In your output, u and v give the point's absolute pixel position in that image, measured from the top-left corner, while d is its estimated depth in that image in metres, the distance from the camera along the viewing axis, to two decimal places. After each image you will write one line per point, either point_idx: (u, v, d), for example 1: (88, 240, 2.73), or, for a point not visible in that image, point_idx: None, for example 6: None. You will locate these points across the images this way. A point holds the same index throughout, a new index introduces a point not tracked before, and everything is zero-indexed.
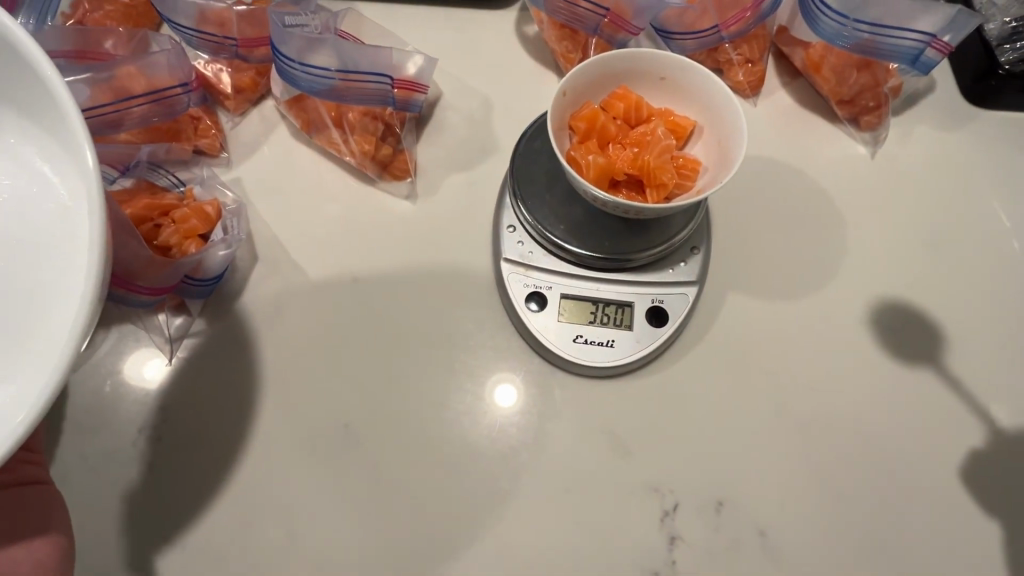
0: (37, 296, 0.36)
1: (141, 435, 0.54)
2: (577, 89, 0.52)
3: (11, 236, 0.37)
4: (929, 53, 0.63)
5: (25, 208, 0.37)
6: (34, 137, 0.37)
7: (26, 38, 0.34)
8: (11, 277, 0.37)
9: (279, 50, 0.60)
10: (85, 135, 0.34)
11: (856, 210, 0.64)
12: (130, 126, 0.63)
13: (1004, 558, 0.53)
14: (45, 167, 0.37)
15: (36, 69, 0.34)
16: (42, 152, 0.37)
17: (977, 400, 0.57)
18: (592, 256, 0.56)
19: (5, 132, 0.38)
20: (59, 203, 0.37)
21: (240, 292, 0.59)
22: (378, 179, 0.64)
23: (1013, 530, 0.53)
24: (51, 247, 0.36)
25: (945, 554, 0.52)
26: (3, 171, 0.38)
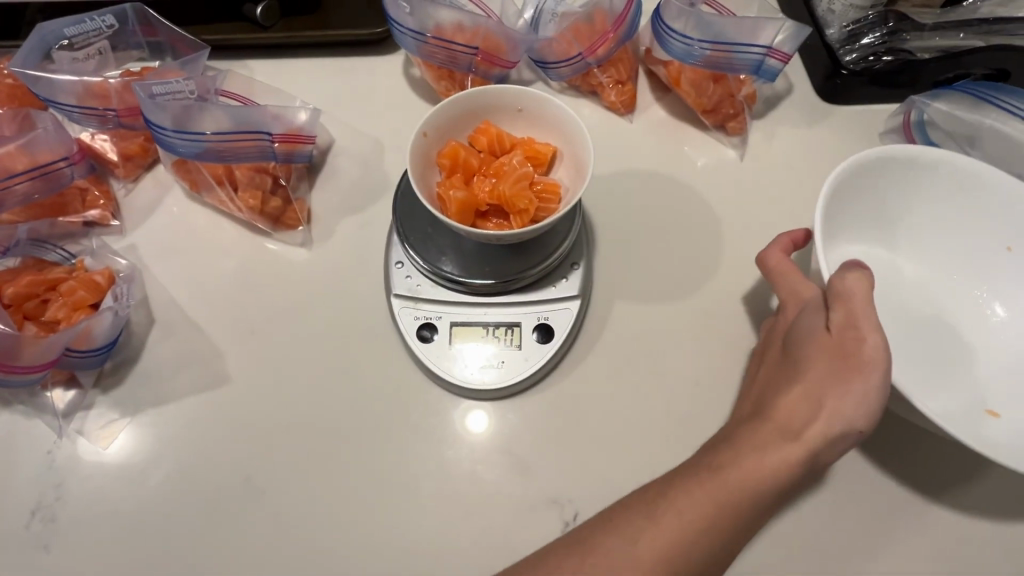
0: (929, 327, 0.62)
1: (35, 517, 0.53)
2: (439, 129, 0.55)
3: (934, 288, 0.64)
4: (770, 62, 0.69)
5: (929, 282, 0.64)
6: (909, 278, 0.65)
7: (956, 261, 0.64)
8: (913, 298, 0.64)
9: (153, 121, 0.62)
10: (945, 303, 0.63)
11: (730, 209, 0.69)
12: (12, 205, 0.63)
13: (887, 531, 0.55)
14: (912, 286, 0.64)
15: (918, 267, 0.65)
16: (919, 289, 0.64)
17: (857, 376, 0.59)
18: (476, 282, 0.58)
19: (908, 232, 0.65)
20: (882, 261, 0.65)
21: (136, 356, 0.60)
22: (272, 231, 0.66)
23: (895, 504, 0.56)
24: (932, 298, 0.64)
25: (835, 537, 0.55)
26: (926, 241, 0.65)
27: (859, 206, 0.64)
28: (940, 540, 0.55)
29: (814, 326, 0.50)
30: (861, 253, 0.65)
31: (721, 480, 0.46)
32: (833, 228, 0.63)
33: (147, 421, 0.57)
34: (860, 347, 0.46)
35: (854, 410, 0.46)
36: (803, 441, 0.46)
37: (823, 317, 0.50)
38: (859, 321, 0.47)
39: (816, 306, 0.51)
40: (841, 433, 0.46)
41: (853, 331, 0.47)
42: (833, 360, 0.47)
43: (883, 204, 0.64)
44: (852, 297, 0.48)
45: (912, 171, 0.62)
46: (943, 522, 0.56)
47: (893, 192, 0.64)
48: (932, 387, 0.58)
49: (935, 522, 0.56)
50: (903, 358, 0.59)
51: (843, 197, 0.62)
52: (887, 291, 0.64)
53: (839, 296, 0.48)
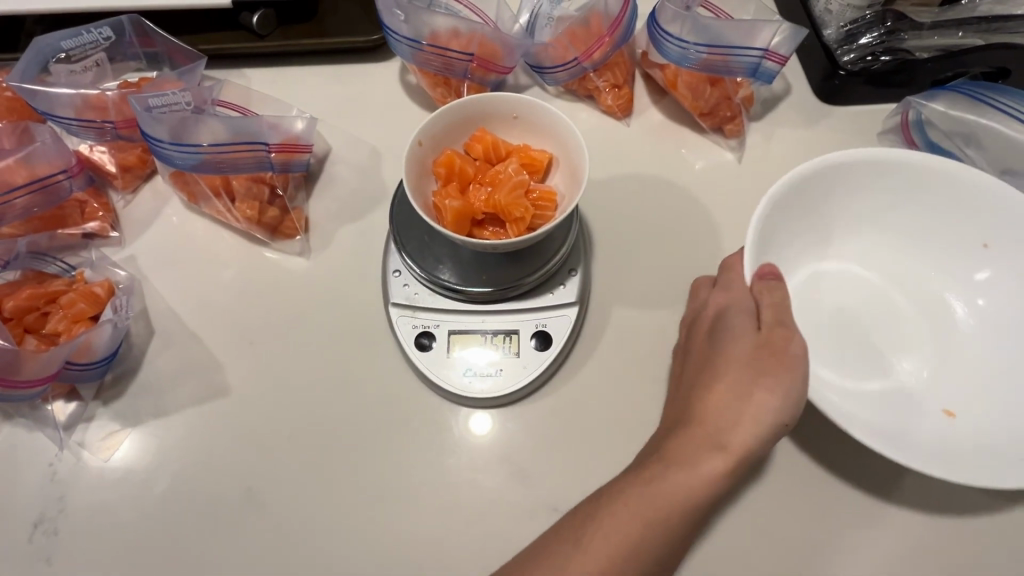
0: (902, 325, 0.62)
1: (38, 529, 0.54)
2: (434, 137, 0.55)
3: (911, 284, 0.63)
4: (767, 64, 0.69)
5: (906, 278, 0.64)
6: (882, 277, 0.64)
7: (936, 257, 0.63)
8: (887, 296, 0.63)
9: (150, 133, 0.62)
10: (919, 299, 0.63)
11: (729, 212, 0.69)
12: (12, 219, 0.64)
13: (898, 539, 0.54)
14: (886, 283, 0.64)
15: (894, 263, 0.64)
16: (893, 288, 0.63)
17: (863, 380, 0.58)
18: (472, 290, 0.58)
19: (884, 228, 0.65)
20: (854, 260, 0.65)
21: (136, 368, 0.60)
22: (271, 240, 0.66)
23: (906, 512, 0.55)
24: (908, 294, 0.63)
25: (843, 545, 0.54)
26: (901, 237, 0.64)
27: (828, 207, 0.64)
28: (950, 546, 0.54)
29: (741, 330, 0.51)
30: (837, 251, 0.65)
31: (649, 496, 0.47)
32: (798, 232, 0.63)
33: (148, 433, 0.57)
34: (787, 349, 0.48)
35: (775, 414, 0.47)
36: (729, 445, 0.47)
37: (750, 320, 0.52)
38: (786, 325, 0.50)
39: (746, 306, 0.53)
40: (765, 436, 0.47)
41: (782, 335, 0.49)
42: (761, 362, 0.49)
43: (848, 205, 0.64)
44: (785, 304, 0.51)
45: (887, 169, 0.61)
46: (952, 527, 0.54)
47: (849, 193, 0.63)
48: (892, 390, 0.57)
49: (944, 527, 0.54)
50: (862, 361, 0.59)
51: (802, 203, 0.62)
52: (847, 294, 0.63)
53: (774, 301, 0.51)
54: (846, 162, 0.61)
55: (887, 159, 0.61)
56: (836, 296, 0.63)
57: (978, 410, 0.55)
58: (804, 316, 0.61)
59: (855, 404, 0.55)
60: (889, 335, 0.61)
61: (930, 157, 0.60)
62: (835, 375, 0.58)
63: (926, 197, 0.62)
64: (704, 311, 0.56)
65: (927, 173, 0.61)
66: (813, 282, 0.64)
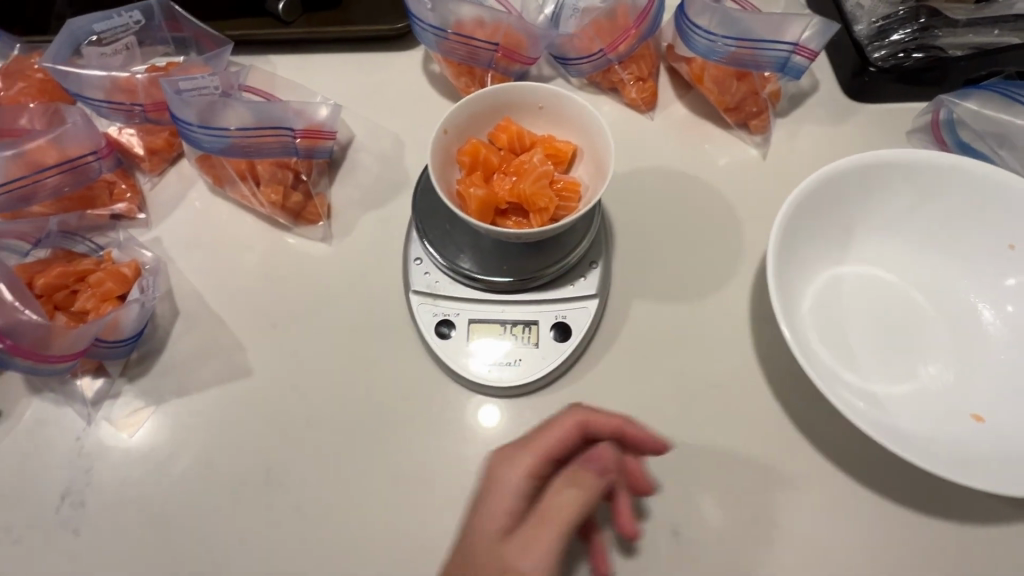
0: (932, 327, 0.60)
1: (64, 501, 0.55)
2: (459, 125, 0.55)
3: (942, 284, 0.62)
4: (796, 59, 0.67)
5: (936, 279, 0.62)
6: (913, 277, 0.63)
7: (967, 256, 0.62)
8: (917, 296, 0.62)
9: (179, 116, 0.62)
10: (950, 300, 0.61)
11: (751, 208, 0.68)
12: (42, 198, 0.65)
13: (918, 541, 0.53)
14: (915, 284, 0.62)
15: (926, 263, 0.63)
16: (924, 288, 0.62)
17: (885, 380, 0.57)
18: (493, 279, 0.58)
19: (916, 227, 0.63)
20: (885, 259, 0.63)
21: (161, 347, 0.61)
22: (293, 226, 0.67)
23: (926, 513, 0.54)
24: (938, 295, 0.62)
25: (862, 545, 0.53)
26: (932, 237, 0.63)
27: (858, 205, 0.62)
28: (971, 550, 0.53)
29: (484, 540, 0.44)
30: (867, 251, 0.64)
31: None
32: (827, 230, 0.62)
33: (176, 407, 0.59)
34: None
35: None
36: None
37: (497, 532, 0.44)
38: (523, 550, 0.43)
39: (499, 515, 0.45)
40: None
41: (526, 561, 0.42)
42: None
43: (878, 203, 0.63)
44: (552, 518, 0.44)
45: (909, 170, 0.61)
46: (972, 530, 0.54)
47: (872, 195, 0.62)
48: (916, 393, 0.57)
49: (964, 530, 0.54)
50: (884, 366, 0.58)
51: (831, 200, 0.61)
52: (871, 297, 0.62)
53: (543, 513, 0.45)
54: (872, 162, 0.60)
55: (914, 159, 0.61)
56: (860, 299, 0.62)
57: (1007, 413, 0.54)
58: (827, 319, 0.60)
59: (878, 410, 0.54)
60: (917, 336, 0.60)
61: (954, 157, 0.60)
62: (856, 380, 0.57)
63: (954, 198, 0.61)
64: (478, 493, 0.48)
65: (952, 176, 0.61)
66: (837, 285, 0.62)
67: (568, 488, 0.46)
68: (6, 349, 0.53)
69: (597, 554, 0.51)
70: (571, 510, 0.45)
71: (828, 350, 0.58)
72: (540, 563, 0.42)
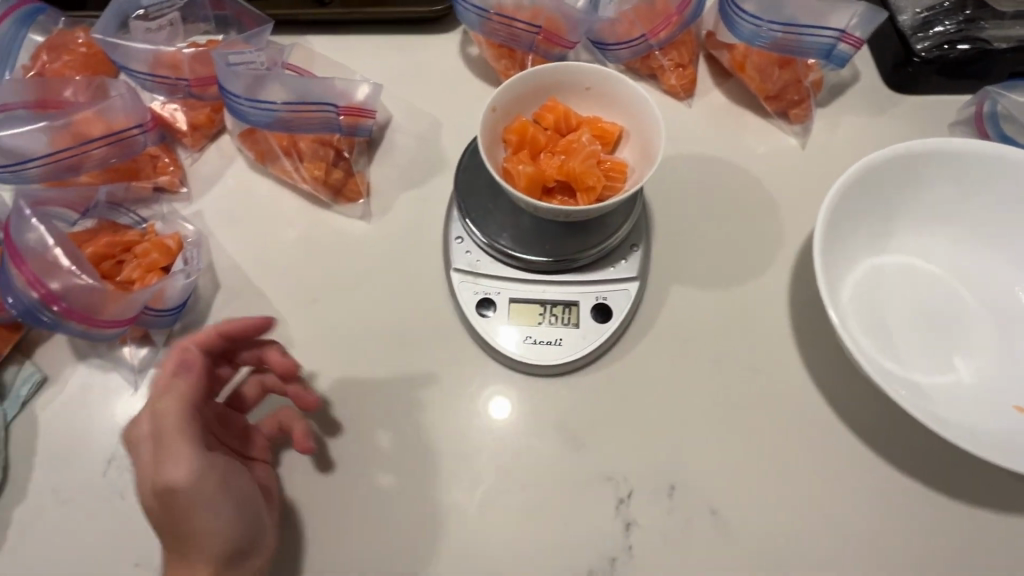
0: (973, 319, 0.60)
1: (111, 464, 0.56)
2: (507, 104, 0.55)
3: (984, 277, 0.62)
4: (842, 47, 0.67)
5: (978, 272, 0.62)
6: (954, 269, 0.62)
7: (1012, 249, 0.61)
8: (959, 288, 0.61)
9: (227, 89, 0.63)
10: (992, 293, 0.61)
11: (790, 196, 0.68)
12: (89, 168, 0.66)
13: (956, 530, 0.54)
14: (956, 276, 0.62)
15: (967, 256, 0.63)
16: (965, 281, 0.62)
17: (926, 370, 0.57)
18: (536, 260, 0.59)
19: (957, 220, 0.63)
20: (926, 250, 0.63)
21: (204, 319, 0.62)
22: (333, 202, 0.67)
23: (966, 502, 0.54)
24: (980, 288, 0.61)
25: (902, 532, 0.53)
26: (973, 230, 0.63)
27: (900, 195, 0.62)
28: (1011, 540, 0.53)
29: (141, 460, 0.48)
30: (907, 242, 0.63)
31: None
32: (868, 220, 0.62)
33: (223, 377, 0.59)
34: (178, 493, 0.46)
35: (217, 532, 0.47)
36: (194, 562, 0.47)
37: (150, 447, 0.48)
38: (168, 458, 0.46)
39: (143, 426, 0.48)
40: (218, 553, 0.47)
41: (168, 466, 0.46)
42: (164, 512, 0.46)
43: (921, 194, 0.62)
44: (166, 432, 0.47)
45: (956, 161, 0.60)
46: (1011, 521, 0.54)
47: (915, 185, 0.62)
48: (957, 384, 0.56)
49: (1002, 520, 0.54)
50: (924, 356, 0.58)
51: (874, 189, 0.60)
52: (910, 288, 0.61)
53: (160, 428, 0.47)
54: (917, 152, 0.60)
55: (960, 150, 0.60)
56: (900, 290, 0.61)
57: None
58: (867, 308, 0.60)
59: (920, 399, 0.54)
60: (958, 327, 0.59)
61: (1003, 149, 0.60)
62: (897, 370, 0.57)
63: (1000, 190, 0.61)
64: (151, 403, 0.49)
65: (999, 168, 0.60)
66: (876, 275, 0.62)
67: (169, 400, 0.48)
68: (60, 312, 0.54)
69: (296, 435, 0.54)
70: (174, 417, 0.47)
71: (868, 339, 0.58)
72: (186, 462, 0.46)
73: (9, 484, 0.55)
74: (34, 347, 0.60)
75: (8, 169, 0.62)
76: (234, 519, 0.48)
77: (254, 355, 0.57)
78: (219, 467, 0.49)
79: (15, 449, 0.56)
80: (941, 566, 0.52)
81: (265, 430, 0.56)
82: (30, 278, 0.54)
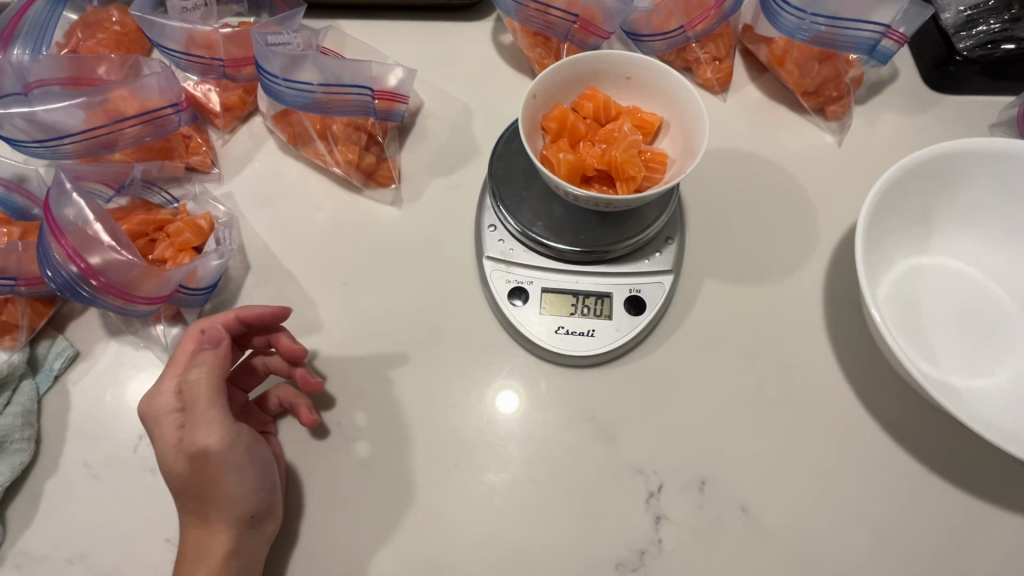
0: (1013, 324, 0.59)
1: (142, 440, 0.56)
2: (547, 92, 0.55)
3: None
4: (886, 43, 0.66)
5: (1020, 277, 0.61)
6: (994, 274, 0.61)
7: None
8: (999, 293, 0.60)
9: (264, 69, 0.63)
10: None
11: (826, 194, 0.67)
12: (124, 146, 0.66)
13: (994, 536, 0.53)
14: (997, 281, 0.61)
15: (1008, 260, 0.61)
16: (1005, 286, 0.60)
17: (965, 374, 0.56)
18: (570, 250, 0.58)
19: (1000, 222, 0.62)
20: (963, 254, 0.62)
21: (234, 300, 0.62)
22: (364, 187, 0.67)
23: (1003, 507, 0.54)
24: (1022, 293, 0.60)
25: (937, 535, 0.53)
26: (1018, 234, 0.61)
27: (940, 197, 0.61)
28: None
29: (167, 431, 0.51)
30: (944, 245, 0.63)
31: (201, 545, 0.50)
32: (905, 220, 0.61)
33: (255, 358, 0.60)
34: (209, 456, 0.49)
35: (243, 495, 0.50)
36: (215, 524, 0.50)
37: (175, 418, 0.51)
38: (198, 425, 0.49)
39: (165, 392, 0.51)
40: (238, 516, 0.50)
41: (200, 432, 0.49)
42: (194, 475, 0.50)
43: (963, 196, 0.61)
44: (196, 401, 0.50)
45: (1005, 160, 0.59)
46: None
47: (958, 187, 0.61)
48: (995, 389, 0.55)
49: None
50: (961, 359, 0.57)
51: (915, 189, 0.59)
52: (947, 290, 0.61)
53: (188, 398, 0.50)
54: (964, 152, 0.58)
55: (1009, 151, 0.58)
56: (937, 292, 0.60)
57: None
58: (904, 309, 0.59)
59: (959, 402, 0.53)
60: (997, 332, 0.58)
61: None
62: (934, 372, 0.56)
63: None
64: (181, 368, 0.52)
65: None
66: (911, 276, 0.61)
67: (199, 372, 0.50)
68: (97, 287, 0.55)
69: (300, 409, 0.56)
70: (206, 387, 0.50)
71: (905, 340, 0.57)
72: (216, 428, 0.49)
73: (42, 457, 0.56)
74: (67, 322, 0.61)
75: (45, 144, 0.63)
76: (256, 484, 0.51)
77: (265, 339, 0.59)
78: (246, 435, 0.51)
79: (47, 423, 0.57)
80: (977, 571, 0.52)
81: (266, 408, 0.57)
82: (69, 252, 0.54)
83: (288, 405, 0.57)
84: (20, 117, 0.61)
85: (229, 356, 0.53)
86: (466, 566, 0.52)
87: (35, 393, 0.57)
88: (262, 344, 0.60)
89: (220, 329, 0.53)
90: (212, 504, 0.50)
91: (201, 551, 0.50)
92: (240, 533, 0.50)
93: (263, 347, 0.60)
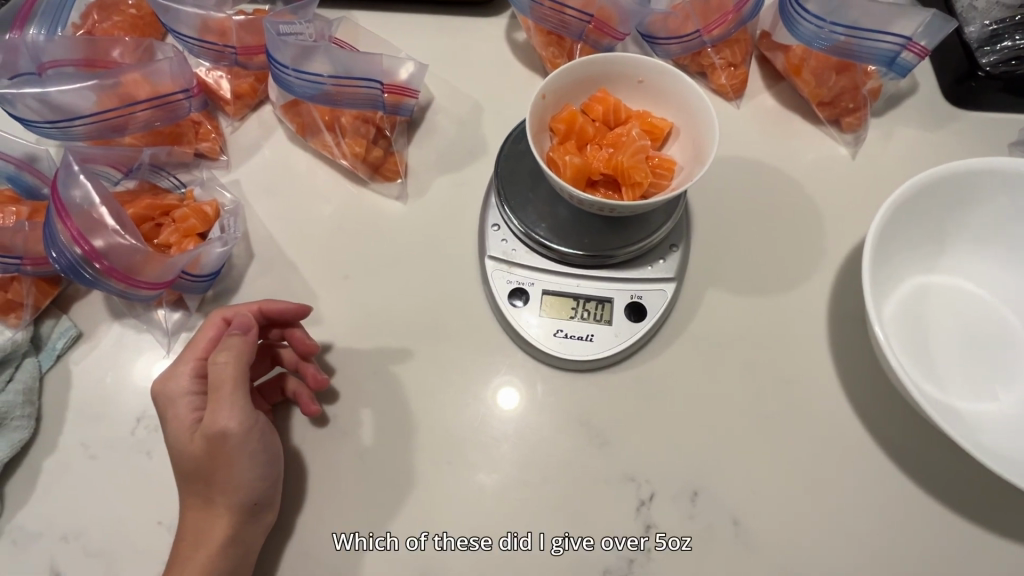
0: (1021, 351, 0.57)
1: (140, 423, 0.57)
2: (557, 92, 0.54)
3: None
4: (906, 56, 0.64)
5: None
6: (1004, 299, 0.60)
7: None
8: (1008, 318, 0.59)
9: (275, 58, 0.63)
10: None
11: (837, 208, 0.65)
12: (134, 130, 0.66)
13: (988, 561, 0.52)
14: (1008, 306, 0.60)
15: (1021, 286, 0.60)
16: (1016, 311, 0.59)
17: (970, 398, 0.55)
18: (573, 252, 0.58)
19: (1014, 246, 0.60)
20: (973, 277, 0.61)
21: (237, 289, 0.63)
22: (370, 180, 0.67)
23: (1001, 534, 0.53)
24: None
25: (932, 559, 0.52)
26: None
27: (953, 217, 0.60)
28: None
29: (184, 414, 0.52)
30: (954, 266, 0.61)
31: (197, 527, 0.50)
32: (916, 238, 0.60)
33: (265, 348, 0.61)
34: (225, 440, 0.50)
35: (250, 482, 0.51)
36: (217, 509, 0.50)
37: (193, 401, 0.53)
38: (218, 408, 0.50)
39: (184, 376, 0.53)
40: (240, 502, 0.50)
41: (220, 415, 0.50)
42: (206, 457, 0.50)
43: (977, 217, 0.60)
44: (219, 385, 0.51)
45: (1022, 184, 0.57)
46: None
47: (971, 208, 0.59)
48: (999, 416, 0.54)
49: None
50: (965, 382, 0.56)
51: (928, 207, 0.58)
52: (956, 312, 0.59)
53: (211, 382, 0.51)
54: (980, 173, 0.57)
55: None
56: (944, 313, 0.59)
57: None
58: (909, 328, 0.58)
59: (959, 425, 0.52)
60: (1006, 358, 0.57)
61: None
62: (936, 394, 0.55)
63: None
64: (206, 352, 0.54)
65: None
66: (920, 295, 0.60)
67: (226, 356, 0.51)
68: (100, 270, 0.55)
69: (303, 399, 0.56)
70: (230, 373, 0.51)
71: (909, 360, 0.56)
72: (237, 413, 0.50)
73: (42, 435, 0.56)
74: (71, 302, 0.61)
75: (57, 125, 0.63)
76: (263, 472, 0.52)
77: (279, 332, 0.59)
78: (262, 423, 0.52)
79: (47, 401, 0.57)
80: None
81: (266, 397, 0.58)
82: (74, 234, 0.54)
83: (290, 395, 0.57)
84: (32, 97, 0.61)
85: (256, 343, 0.54)
86: (455, 565, 0.52)
87: (37, 370, 0.57)
88: (275, 338, 0.60)
89: (247, 316, 0.54)
90: (215, 488, 0.51)
91: (198, 535, 0.50)
92: (237, 520, 0.50)
93: (276, 340, 0.60)
